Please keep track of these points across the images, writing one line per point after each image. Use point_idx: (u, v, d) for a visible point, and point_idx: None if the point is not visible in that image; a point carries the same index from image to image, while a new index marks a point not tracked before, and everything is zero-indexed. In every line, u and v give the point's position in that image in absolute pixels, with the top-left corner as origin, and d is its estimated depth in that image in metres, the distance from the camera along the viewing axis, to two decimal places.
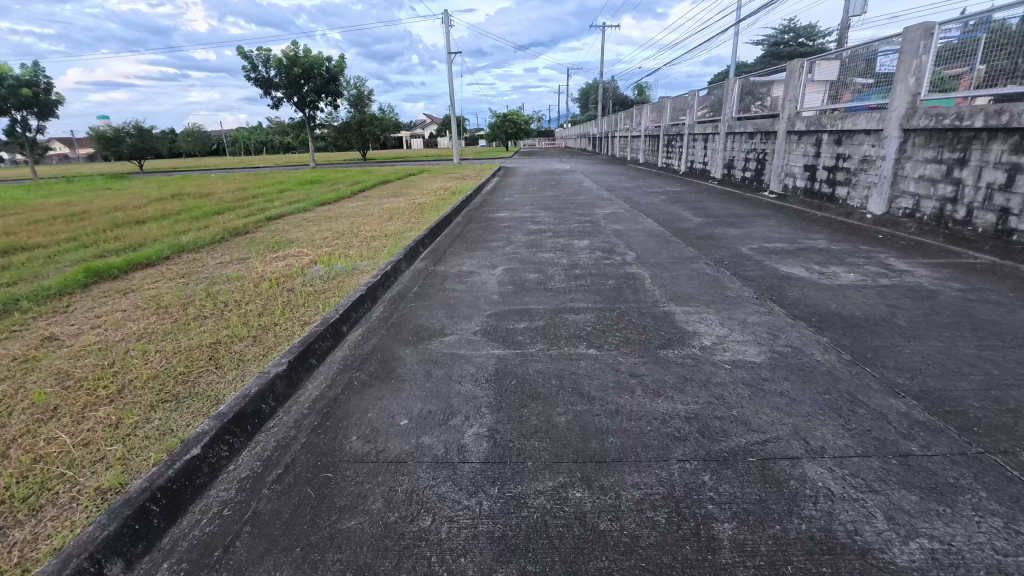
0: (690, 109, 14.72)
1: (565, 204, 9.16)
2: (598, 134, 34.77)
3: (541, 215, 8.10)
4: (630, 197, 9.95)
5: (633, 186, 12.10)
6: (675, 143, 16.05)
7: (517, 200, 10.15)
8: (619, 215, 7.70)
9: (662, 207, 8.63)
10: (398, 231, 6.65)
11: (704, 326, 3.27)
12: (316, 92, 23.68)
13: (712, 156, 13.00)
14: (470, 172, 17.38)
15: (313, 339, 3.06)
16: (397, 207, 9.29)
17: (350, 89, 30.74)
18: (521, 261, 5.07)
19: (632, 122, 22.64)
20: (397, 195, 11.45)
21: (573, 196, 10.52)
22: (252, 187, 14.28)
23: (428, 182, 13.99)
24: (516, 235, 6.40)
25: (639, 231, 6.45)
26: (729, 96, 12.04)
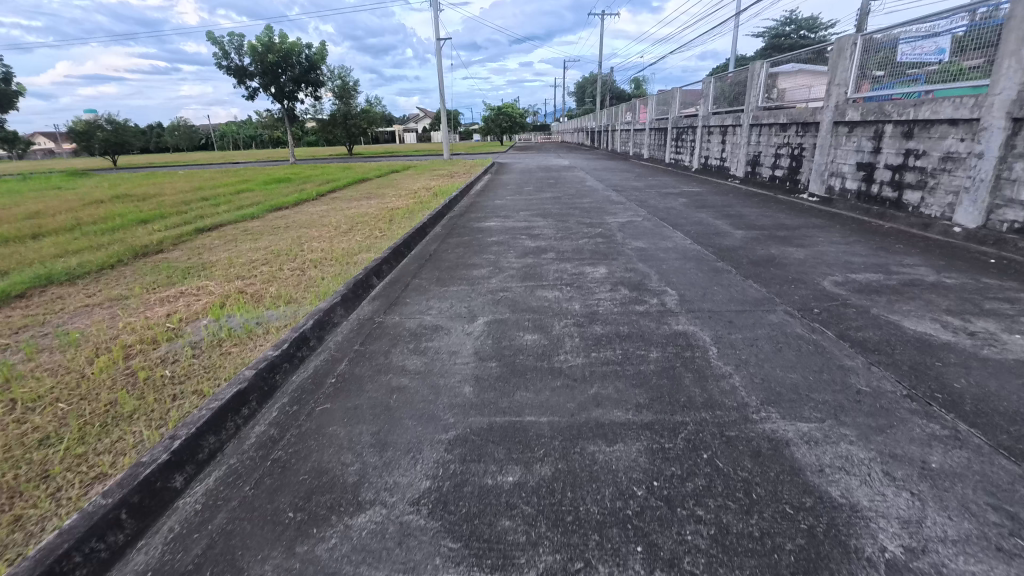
0: (705, 99, 13.07)
1: (567, 209, 7.55)
2: (597, 128, 33.00)
3: (538, 225, 6.47)
4: (645, 199, 8.35)
5: (644, 186, 10.48)
6: (687, 138, 14.39)
7: (510, 204, 8.51)
8: (637, 225, 6.09)
9: (688, 213, 7.05)
10: (351, 250, 4.99)
11: (870, 501, 1.64)
12: (294, 82, 21.88)
13: (734, 152, 11.36)
14: (459, 170, 15.72)
15: (64, 555, 1.44)
16: (365, 212, 7.62)
17: (333, 80, 28.82)
18: (509, 307, 3.45)
19: (635, 115, 20.96)
20: (371, 196, 9.76)
21: (577, 198, 8.90)
22: (209, 187, 12.54)
23: (410, 181, 12.30)
24: (504, 257, 4.75)
25: (669, 250, 4.85)
26: (753, 82, 10.39)
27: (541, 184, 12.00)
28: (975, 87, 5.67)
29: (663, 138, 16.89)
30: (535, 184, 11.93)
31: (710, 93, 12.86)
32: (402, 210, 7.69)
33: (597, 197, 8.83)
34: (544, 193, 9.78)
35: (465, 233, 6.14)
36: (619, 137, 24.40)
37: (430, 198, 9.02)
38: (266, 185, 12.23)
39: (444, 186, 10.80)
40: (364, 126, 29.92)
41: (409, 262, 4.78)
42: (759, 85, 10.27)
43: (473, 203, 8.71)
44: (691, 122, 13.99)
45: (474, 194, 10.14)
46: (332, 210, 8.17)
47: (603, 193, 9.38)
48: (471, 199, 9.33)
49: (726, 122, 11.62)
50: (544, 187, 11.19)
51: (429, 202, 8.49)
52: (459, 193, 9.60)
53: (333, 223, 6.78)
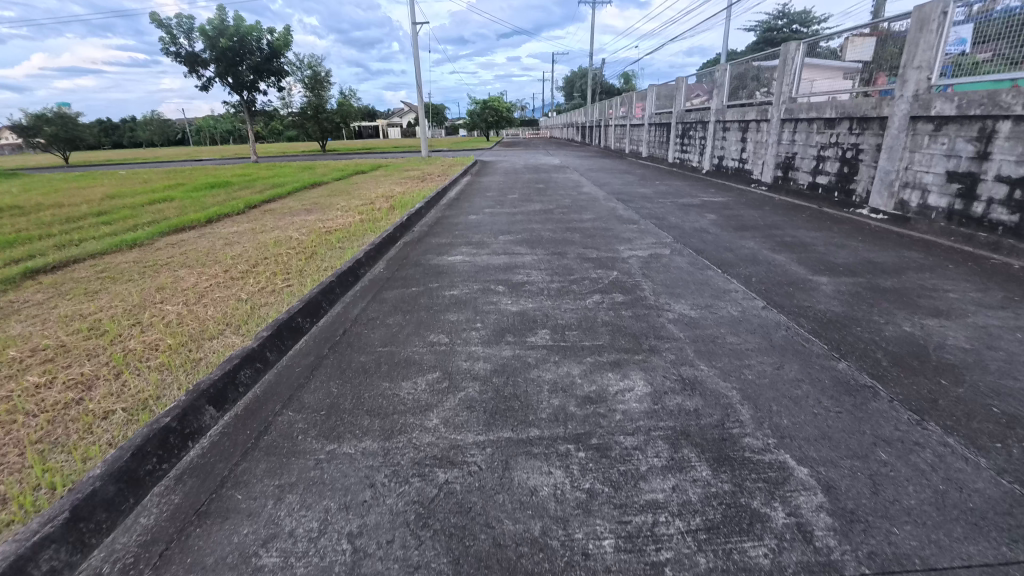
0: (720, 89, 11.13)
1: (562, 231, 5.60)
2: (587, 124, 30.98)
3: (519, 259, 4.47)
4: (663, 215, 6.41)
5: (654, 193, 8.54)
6: (694, 134, 12.43)
7: (486, 221, 6.49)
8: (667, 266, 4.15)
9: (729, 239, 5.12)
10: (208, 329, 2.96)
11: None
12: (253, 70, 19.54)
13: (758, 152, 9.43)
14: (434, 170, 13.64)
15: None
16: (288, 238, 5.55)
17: (302, 70, 26.40)
18: (448, 537, 1.48)
19: (630, 109, 18.97)
20: (313, 209, 7.65)
21: (573, 210, 6.93)
22: (130, 193, 10.37)
23: (372, 186, 10.24)
24: (457, 344, 2.76)
25: (736, 327, 2.89)
26: (787, 68, 8.47)
27: (527, 188, 9.98)
28: (995, 81, 5.08)
29: (665, 135, 14.91)
30: (521, 189, 9.92)
31: (725, 82, 10.91)
32: (340, 233, 5.65)
33: (599, 210, 6.88)
34: (531, 204, 7.77)
35: (410, 276, 4.09)
36: (613, 134, 22.39)
37: (385, 212, 6.96)
38: (196, 191, 10.04)
39: (410, 193, 8.73)
40: (337, 121, 27.56)
41: (301, 355, 2.77)
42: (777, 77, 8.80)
43: (440, 218, 6.69)
44: (700, 117, 12.04)
45: (443, 202, 8.09)
46: (249, 232, 6.09)
47: (605, 204, 7.42)
48: (438, 212, 7.28)
49: (748, 116, 9.68)
50: (531, 192, 9.20)
51: (381, 220, 6.42)
52: (424, 203, 7.53)
53: (230, 259, 4.73)
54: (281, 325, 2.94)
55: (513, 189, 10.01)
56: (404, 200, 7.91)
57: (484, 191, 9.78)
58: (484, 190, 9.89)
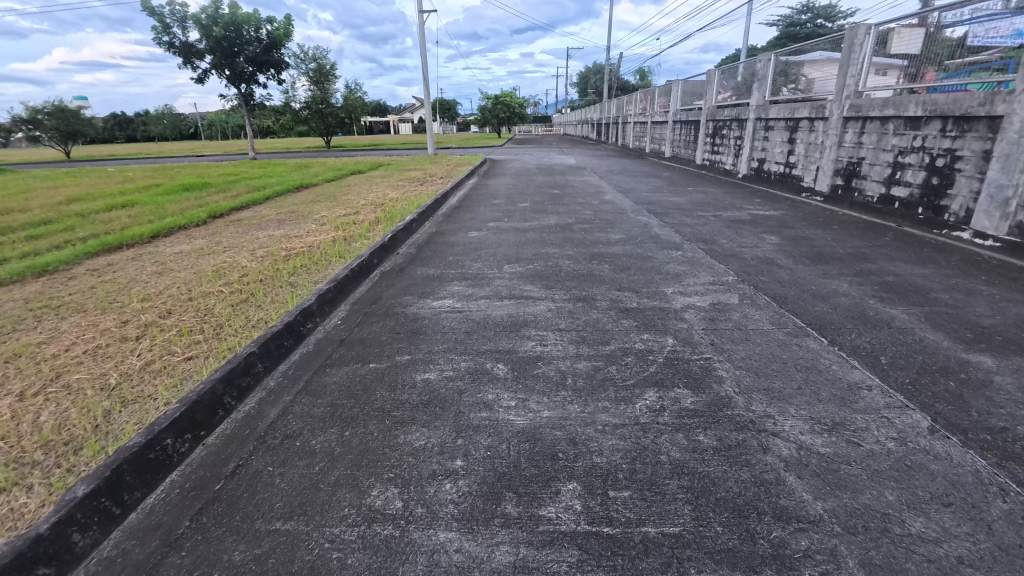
0: (761, 82, 9.72)
1: (584, 258, 4.31)
2: (602, 122, 29.55)
3: (528, 307, 3.20)
4: (711, 235, 5.11)
5: (690, 203, 7.22)
6: (728, 133, 11.02)
7: (487, 239, 5.22)
8: (743, 328, 2.87)
9: (811, 277, 3.81)
10: (4, 470, 1.77)
11: None
12: (252, 62, 18.36)
13: (810, 155, 8.05)
14: (437, 171, 12.36)
15: None
16: (233, 264, 4.32)
17: (306, 63, 25.20)
18: None
19: (652, 105, 17.54)
20: (287, 220, 6.43)
21: (597, 225, 5.64)
22: (95, 195, 9.26)
23: (365, 189, 9.01)
24: (413, 520, 1.53)
25: (909, 493, 1.63)
26: (852, 56, 7.08)
27: (540, 193, 8.68)
28: None
29: (693, 135, 13.49)
30: (534, 193, 8.63)
31: (768, 74, 9.51)
32: (300, 257, 4.41)
33: (630, 226, 5.57)
34: (545, 215, 6.50)
35: (372, 336, 2.86)
36: (631, 132, 20.93)
37: (368, 224, 5.71)
38: (167, 194, 8.86)
39: (405, 199, 7.48)
40: (342, 116, 26.39)
41: (139, 536, 1.57)
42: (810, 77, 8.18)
43: (431, 235, 5.44)
44: (736, 114, 10.63)
45: (440, 212, 6.85)
46: (194, 253, 4.88)
47: (635, 217, 6.14)
48: (431, 224, 6.02)
49: (798, 113, 8.29)
50: (544, 199, 7.91)
51: (359, 235, 5.16)
52: (418, 212, 6.27)
53: (143, 299, 3.54)
54: (121, 465, 1.74)
55: (524, 193, 8.72)
56: (395, 208, 6.65)
57: (491, 195, 8.51)
58: (490, 194, 8.62)
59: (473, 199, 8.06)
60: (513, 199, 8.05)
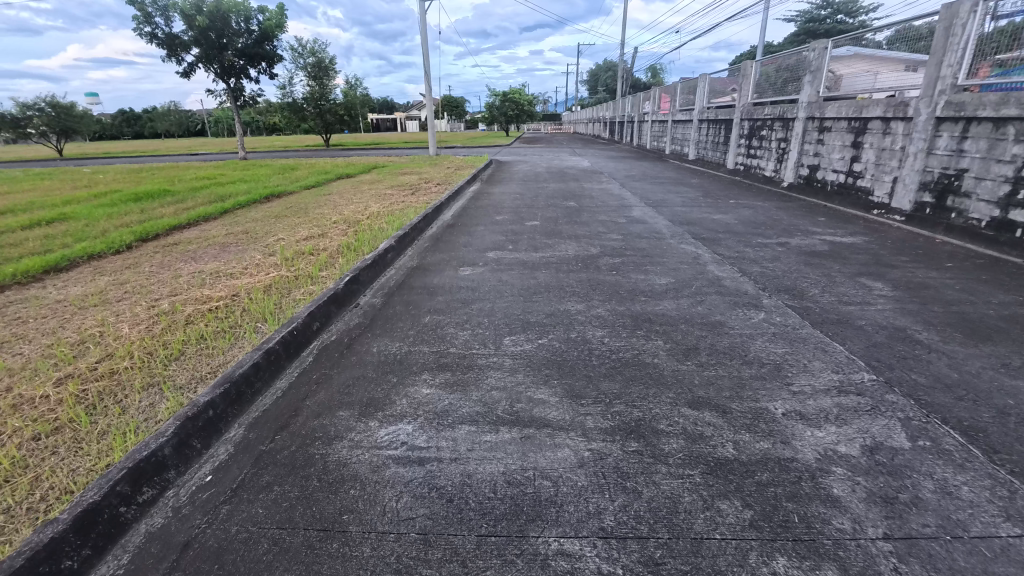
0: (815, 74, 8.19)
1: (622, 324, 2.89)
2: (615, 120, 27.91)
3: (540, 456, 1.79)
4: (792, 281, 3.68)
5: (740, 223, 5.78)
6: (769, 135, 9.50)
7: (481, 279, 3.80)
8: (958, 538, 1.45)
9: (990, 376, 2.38)
10: None
11: None
12: (241, 56, 16.96)
13: (883, 163, 6.57)
14: (434, 175, 10.93)
15: None
16: (108, 330, 2.95)
17: (304, 56, 23.77)
18: None
19: (672, 103, 15.97)
20: (233, 245, 5.05)
21: (629, 258, 4.22)
22: (33, 204, 7.91)
23: (344, 198, 7.59)
24: None
25: None
26: (948, 41, 5.60)
27: (550, 204, 7.26)
28: None
29: (723, 136, 11.95)
30: (543, 205, 7.21)
31: (824, 66, 8.00)
32: (207, 317, 3.02)
33: (675, 261, 4.15)
34: (559, 238, 5.07)
35: (246, 538, 1.50)
36: (648, 132, 19.33)
37: (326, 254, 4.31)
38: (113, 203, 7.50)
39: (387, 215, 6.07)
40: (341, 113, 24.93)
41: None
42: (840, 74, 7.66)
43: (408, 273, 4.02)
44: (780, 112, 9.11)
45: (428, 233, 5.44)
46: (75, 303, 3.52)
47: (676, 245, 4.71)
48: (410, 253, 4.61)
49: (868, 112, 6.80)
50: (557, 213, 6.49)
51: (308, 275, 3.76)
52: (396, 235, 4.85)
53: None
54: None
55: (531, 205, 7.30)
56: (369, 230, 5.24)
57: (492, 208, 7.11)
58: (491, 206, 7.21)
59: (470, 213, 6.64)
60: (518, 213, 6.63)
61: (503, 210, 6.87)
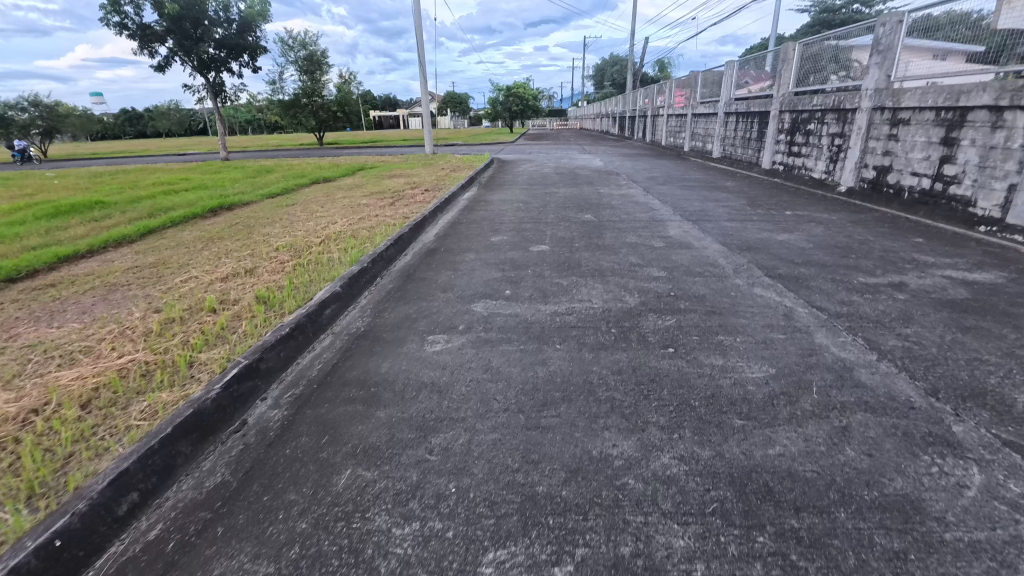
0: (884, 54, 6.63)
1: (720, 512, 1.44)
2: (625, 114, 26.14)
3: None
4: (968, 372, 2.22)
5: (817, 246, 4.31)
6: (820, 128, 7.95)
7: (455, 364, 2.35)
8: None
9: None
10: None
11: None
12: (218, 47, 15.54)
13: (992, 165, 5.06)
14: (426, 177, 9.42)
15: None
16: None
17: (295, 50, 22.36)
18: None
19: (692, 93, 14.33)
20: (123, 288, 3.62)
21: (686, 317, 2.77)
22: None
23: (307, 211, 6.14)
24: None
25: None
26: None
27: (560, 215, 5.78)
28: None
29: (756, 129, 10.38)
30: (551, 216, 5.74)
31: (896, 44, 6.43)
32: None
33: (760, 323, 2.69)
34: (575, 273, 3.60)
35: None
36: (663, 125, 17.66)
37: (231, 313, 2.88)
38: (23, 219, 6.08)
39: (350, 237, 4.61)
40: (334, 110, 23.44)
41: None
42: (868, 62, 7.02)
43: (346, 350, 2.59)
44: (835, 101, 7.58)
45: (396, 265, 3.98)
46: None
47: (747, 288, 3.26)
48: (360, 306, 3.17)
49: (968, 99, 5.28)
50: (569, 229, 5.03)
51: (179, 361, 2.33)
52: (345, 275, 3.39)
53: None
54: None
55: (537, 216, 5.84)
56: (314, 264, 3.78)
57: (488, 221, 5.65)
58: (485, 219, 5.74)
59: (457, 230, 5.17)
60: (518, 228, 5.18)
61: (501, 224, 5.42)
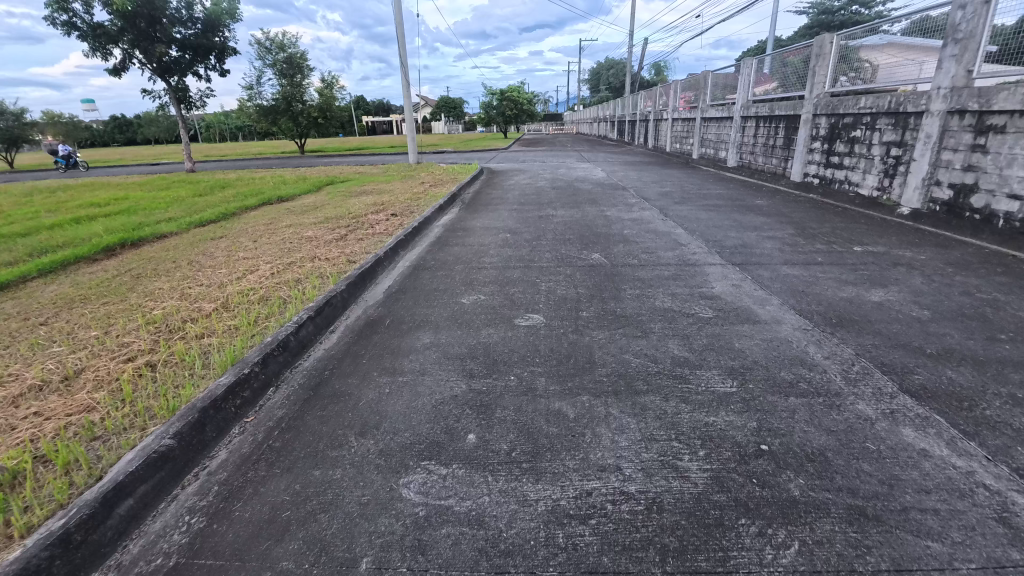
0: (963, 44, 5.27)
1: None
2: (624, 119, 24.76)
3: None
4: None
5: (937, 317, 2.91)
6: (871, 135, 6.57)
7: None
8: None
9: None
10: None
11: None
12: (182, 48, 14.08)
13: None
14: (399, 194, 7.99)
15: None
16: None
17: (272, 53, 20.87)
18: None
19: (702, 95, 12.94)
20: None
21: (818, 541, 1.37)
22: None
23: (228, 249, 4.71)
24: None
25: None
26: None
27: (557, 253, 4.37)
28: None
29: (780, 136, 8.99)
30: (545, 255, 4.33)
31: (981, 30, 5.08)
32: None
33: (976, 564, 1.30)
34: (582, 382, 2.19)
35: None
36: (668, 130, 16.25)
37: None
38: None
39: (257, 304, 3.18)
40: (315, 116, 21.95)
41: None
42: (874, 64, 6.77)
43: None
44: (890, 102, 6.21)
45: (305, 362, 2.56)
46: None
47: (889, 430, 1.87)
48: (204, 478, 1.76)
49: None
50: (569, 279, 3.61)
51: None
52: (192, 407, 1.97)
53: None
54: None
55: (526, 253, 4.42)
56: (165, 369, 2.36)
57: (461, 263, 4.23)
58: (457, 259, 4.31)
59: (416, 280, 3.75)
60: (499, 276, 3.76)
61: (476, 268, 4.00)
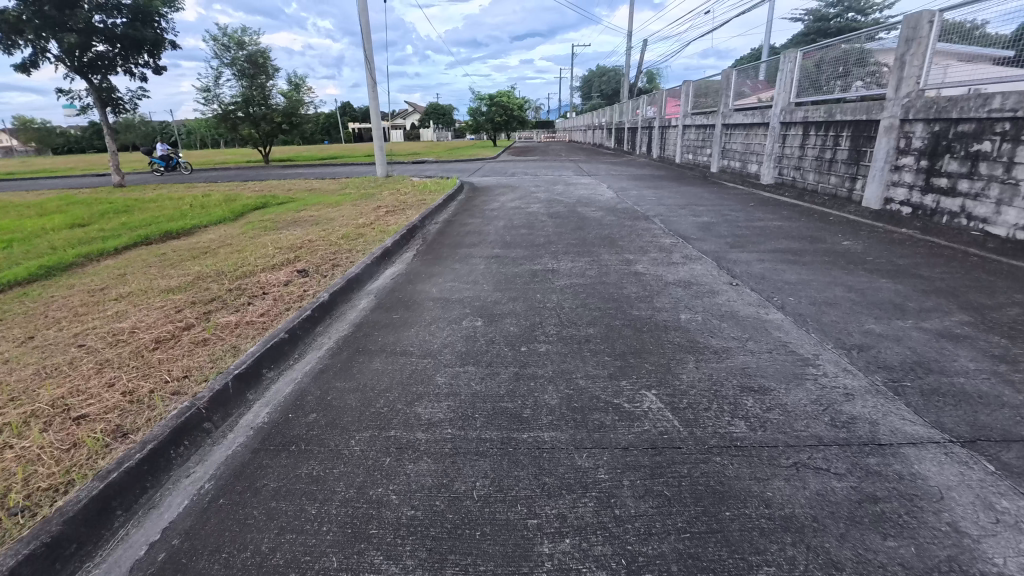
0: None
1: None
2: (624, 126, 22.61)
3: None
4: None
5: None
6: (1011, 149, 4.48)
7: None
8: None
9: None
10: None
11: None
12: (109, 42, 11.81)
13: None
14: (339, 224, 5.77)
15: None
16: None
17: (230, 51, 18.60)
18: None
19: (722, 97, 10.81)
20: None
21: None
22: None
23: None
24: None
25: None
26: None
27: (564, 381, 2.17)
28: None
29: (837, 147, 6.92)
30: (539, 388, 2.12)
31: None
32: None
33: None
34: None
35: None
36: (678, 139, 14.17)
37: None
38: None
39: None
40: (280, 121, 19.66)
41: None
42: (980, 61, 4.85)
43: None
44: None
45: None
46: None
47: None
48: None
49: None
50: (602, 517, 1.43)
51: None
52: None
53: None
54: None
55: (502, 380, 2.21)
56: None
57: (363, 412, 2.01)
58: (358, 401, 2.09)
59: (233, 512, 1.54)
60: (433, 491, 1.56)
61: (386, 444, 1.80)
